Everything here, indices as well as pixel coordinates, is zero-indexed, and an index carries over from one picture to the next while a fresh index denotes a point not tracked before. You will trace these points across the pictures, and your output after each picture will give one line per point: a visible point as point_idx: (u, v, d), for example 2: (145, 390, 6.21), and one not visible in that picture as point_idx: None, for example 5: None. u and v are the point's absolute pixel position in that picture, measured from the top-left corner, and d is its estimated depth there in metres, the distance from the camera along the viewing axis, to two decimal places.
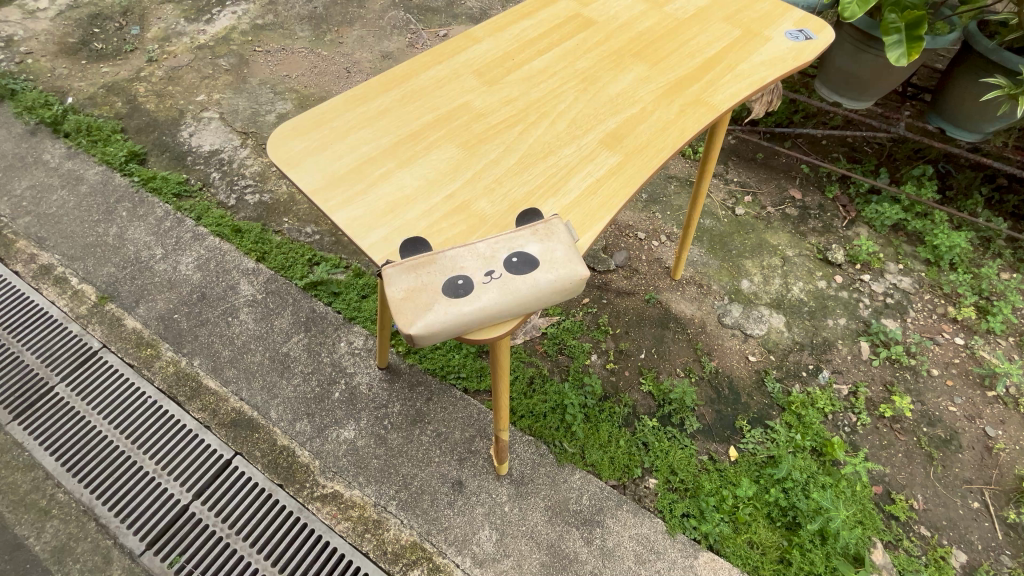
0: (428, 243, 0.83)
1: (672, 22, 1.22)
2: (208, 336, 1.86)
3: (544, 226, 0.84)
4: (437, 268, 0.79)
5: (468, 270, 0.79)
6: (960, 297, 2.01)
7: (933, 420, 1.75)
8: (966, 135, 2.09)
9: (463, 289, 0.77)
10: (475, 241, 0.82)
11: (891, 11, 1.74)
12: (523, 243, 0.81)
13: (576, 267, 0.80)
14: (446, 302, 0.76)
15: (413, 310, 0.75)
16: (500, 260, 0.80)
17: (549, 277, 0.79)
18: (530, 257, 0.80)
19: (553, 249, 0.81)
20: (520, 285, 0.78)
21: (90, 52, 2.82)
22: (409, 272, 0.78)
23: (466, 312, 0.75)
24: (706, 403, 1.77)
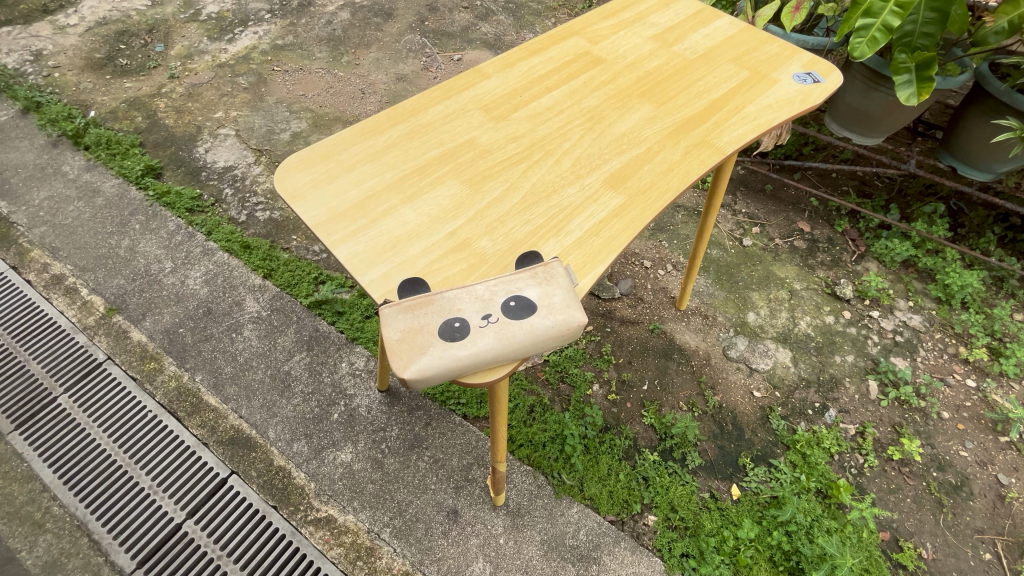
0: (426, 281, 0.83)
1: (681, 62, 1.24)
2: (211, 352, 1.87)
3: (544, 269, 0.84)
4: (435, 309, 0.79)
5: (463, 313, 0.79)
6: (972, 338, 1.97)
7: (943, 465, 1.70)
8: (978, 174, 2.07)
9: (460, 333, 0.77)
10: (475, 283, 0.83)
11: (901, 51, 1.73)
12: (522, 287, 0.81)
13: (574, 313, 0.80)
14: (441, 346, 0.75)
15: (408, 353, 0.75)
16: (498, 303, 0.80)
17: (548, 323, 0.78)
18: (529, 302, 0.80)
19: (552, 294, 0.81)
20: (518, 331, 0.77)
21: (115, 68, 2.91)
22: (407, 313, 0.78)
23: (462, 355, 0.75)
24: (709, 438, 1.74)
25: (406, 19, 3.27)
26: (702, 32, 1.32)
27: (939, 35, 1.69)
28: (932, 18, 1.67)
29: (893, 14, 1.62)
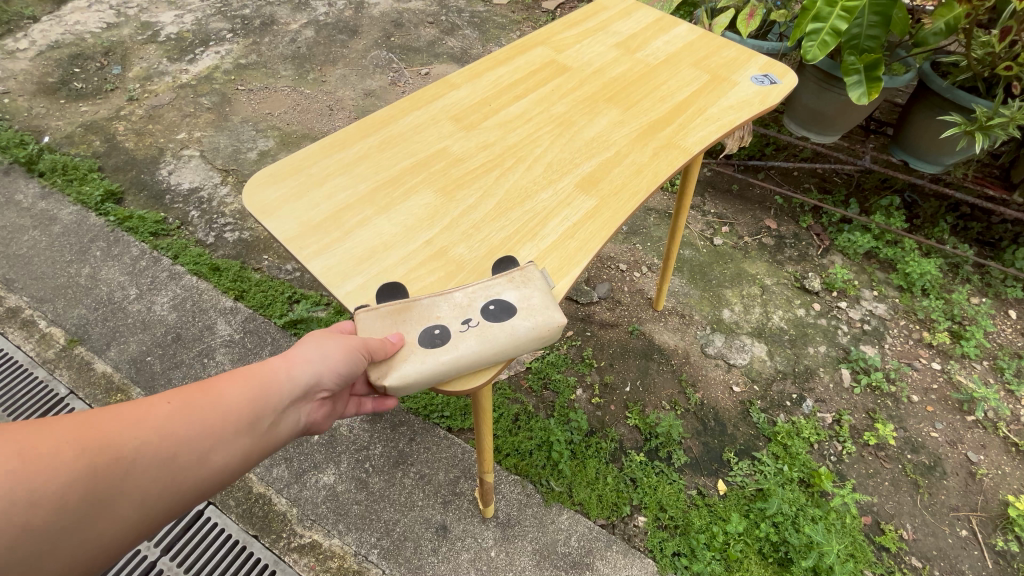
0: (403, 287, 0.84)
1: (643, 68, 1.27)
2: (182, 379, 1.80)
3: (521, 273, 0.84)
4: (415, 317, 0.79)
5: (442, 320, 0.79)
6: (934, 323, 2.05)
7: (916, 446, 1.76)
8: (928, 166, 2.15)
9: (440, 339, 0.77)
10: (453, 289, 0.83)
11: (849, 54, 1.80)
12: (499, 290, 0.82)
13: (553, 314, 0.80)
14: (421, 355, 0.75)
15: (390, 362, 0.75)
16: (478, 308, 0.80)
17: (528, 324, 0.78)
18: (508, 305, 0.80)
19: (530, 295, 0.82)
20: (500, 333, 0.77)
21: (70, 92, 2.82)
22: (385, 323, 0.78)
23: (443, 360, 0.75)
24: (693, 436, 1.76)
25: (371, 36, 3.28)
26: (662, 39, 1.36)
27: (883, 36, 1.75)
28: (876, 20, 1.73)
29: (840, 18, 1.69)
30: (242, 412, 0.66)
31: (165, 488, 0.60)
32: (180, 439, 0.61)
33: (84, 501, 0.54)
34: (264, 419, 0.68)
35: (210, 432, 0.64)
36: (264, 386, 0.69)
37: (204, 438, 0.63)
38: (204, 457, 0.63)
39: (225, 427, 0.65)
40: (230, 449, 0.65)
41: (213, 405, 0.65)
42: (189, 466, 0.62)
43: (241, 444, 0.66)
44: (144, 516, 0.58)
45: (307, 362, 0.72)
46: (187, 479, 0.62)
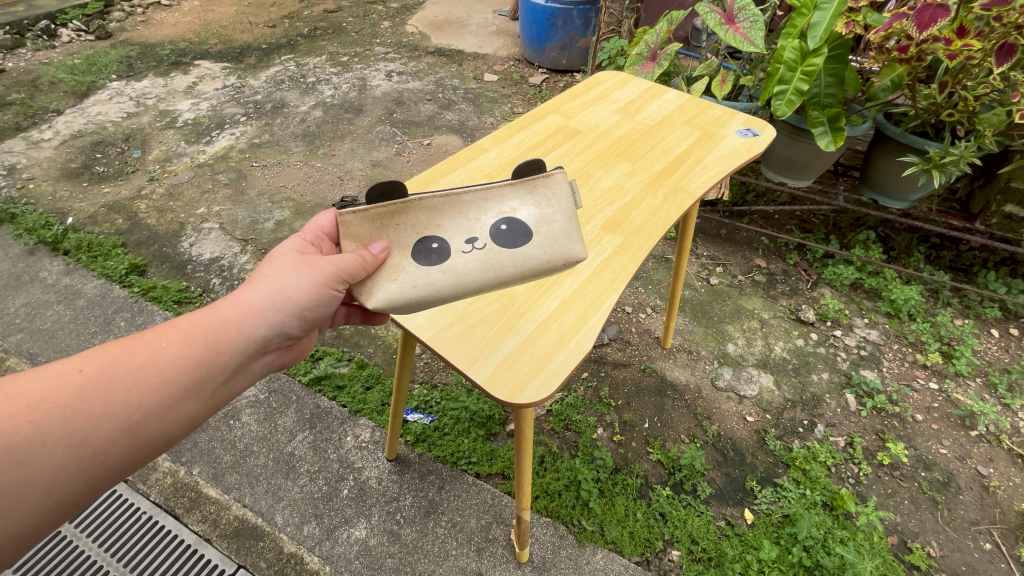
0: (398, 183, 0.80)
1: (643, 128, 1.46)
2: (208, 442, 1.82)
3: (541, 188, 0.87)
4: (421, 231, 0.82)
5: (447, 234, 0.83)
6: (925, 345, 2.18)
7: (929, 463, 1.83)
8: (896, 202, 2.36)
9: (449, 258, 0.82)
10: (463, 198, 0.84)
11: (813, 109, 2.04)
12: (514, 207, 0.85)
13: (571, 246, 0.87)
14: (416, 270, 0.81)
15: (396, 279, 0.81)
16: (491, 230, 0.84)
17: (539, 252, 0.85)
18: (521, 228, 0.85)
19: (548, 212, 0.87)
20: (503, 262, 0.84)
21: (92, 176, 2.99)
22: (375, 227, 0.80)
23: (455, 280, 0.82)
24: (714, 466, 1.81)
25: (375, 113, 3.56)
26: (656, 103, 1.57)
27: (840, 93, 2.01)
28: (832, 81, 2.01)
29: (802, 80, 1.94)
30: (187, 371, 0.69)
31: (100, 455, 0.62)
32: (112, 407, 0.63)
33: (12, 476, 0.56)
34: (211, 379, 0.71)
35: (144, 398, 0.65)
36: (210, 345, 0.71)
37: (146, 399, 0.66)
38: (148, 419, 0.66)
39: (164, 389, 0.67)
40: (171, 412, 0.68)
41: (153, 366, 0.67)
42: (129, 426, 0.64)
43: (180, 404, 0.69)
44: (81, 481, 0.61)
45: (259, 316, 0.75)
46: (124, 445, 0.64)
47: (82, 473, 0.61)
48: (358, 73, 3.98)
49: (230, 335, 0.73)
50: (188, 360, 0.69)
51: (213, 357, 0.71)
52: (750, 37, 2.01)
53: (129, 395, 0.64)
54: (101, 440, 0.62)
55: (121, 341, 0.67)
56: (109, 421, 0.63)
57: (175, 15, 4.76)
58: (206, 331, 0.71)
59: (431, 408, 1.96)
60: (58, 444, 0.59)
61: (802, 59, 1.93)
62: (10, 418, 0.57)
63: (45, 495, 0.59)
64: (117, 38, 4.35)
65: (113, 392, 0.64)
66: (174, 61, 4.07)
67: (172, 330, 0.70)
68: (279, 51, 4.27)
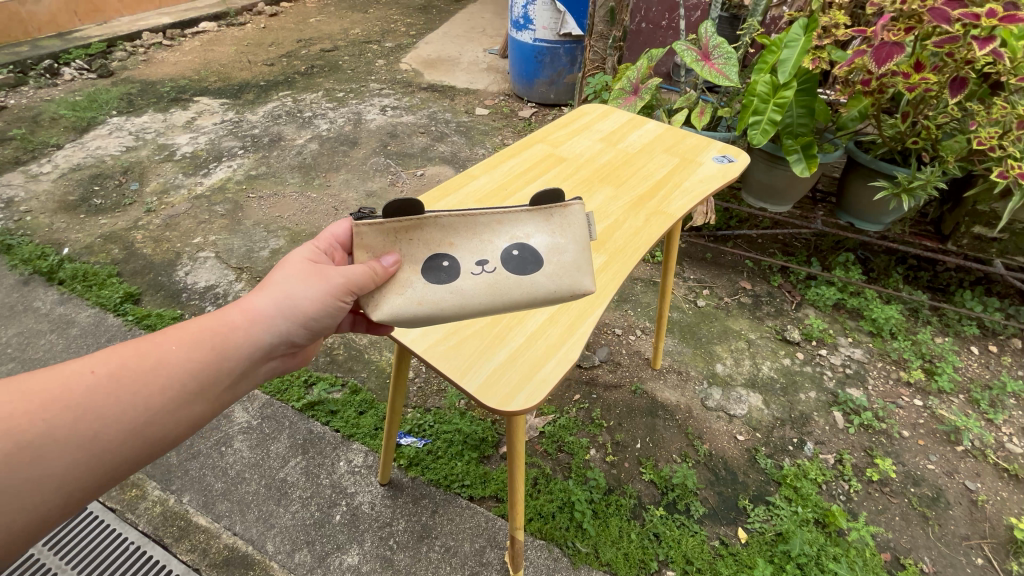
0: (417, 201, 0.83)
1: (625, 155, 1.54)
2: (199, 469, 1.80)
3: (559, 217, 0.90)
4: (434, 247, 0.86)
5: (458, 253, 0.86)
6: (908, 362, 2.23)
7: (918, 479, 1.85)
8: (872, 225, 2.46)
9: (457, 277, 0.85)
10: (480, 220, 0.88)
11: (787, 138, 2.16)
12: (529, 234, 0.89)
13: (582, 280, 0.91)
14: (424, 285, 0.85)
15: (403, 294, 0.84)
16: (503, 253, 0.87)
17: (548, 282, 0.89)
18: (533, 254, 0.88)
19: (561, 241, 0.90)
20: (510, 288, 0.87)
21: (90, 207, 3.04)
22: (389, 240, 0.84)
23: (459, 299, 0.85)
24: (707, 485, 1.82)
25: (370, 145, 3.68)
26: (637, 133, 1.66)
27: (811, 123, 2.12)
28: (802, 112, 2.12)
29: (775, 111, 2.06)
30: (193, 375, 0.70)
31: (106, 456, 0.64)
32: (118, 409, 0.65)
33: (23, 475, 0.59)
34: (217, 382, 0.73)
35: (151, 400, 0.67)
36: (216, 350, 0.73)
37: (153, 402, 0.67)
38: (154, 421, 0.67)
39: (169, 392, 0.68)
40: (176, 415, 0.69)
41: (160, 370, 0.68)
42: (135, 428, 0.66)
43: (186, 408, 0.70)
44: (88, 479, 0.63)
45: (266, 322, 0.76)
46: (130, 446, 0.66)
47: (90, 472, 0.63)
48: (353, 108, 4.12)
49: (237, 340, 0.74)
50: (194, 365, 0.71)
51: (219, 361, 0.73)
52: (725, 72, 2.14)
53: (137, 396, 0.66)
54: (107, 440, 0.64)
55: (132, 343, 0.69)
56: (117, 421, 0.65)
57: (176, 54, 4.92)
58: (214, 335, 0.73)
59: (424, 431, 1.97)
60: (66, 443, 0.61)
61: (774, 92, 2.06)
62: (22, 418, 0.60)
63: (52, 492, 0.61)
64: (119, 76, 4.49)
65: (120, 394, 0.66)
66: (174, 98, 4.19)
67: (180, 334, 0.72)
68: (277, 87, 4.42)
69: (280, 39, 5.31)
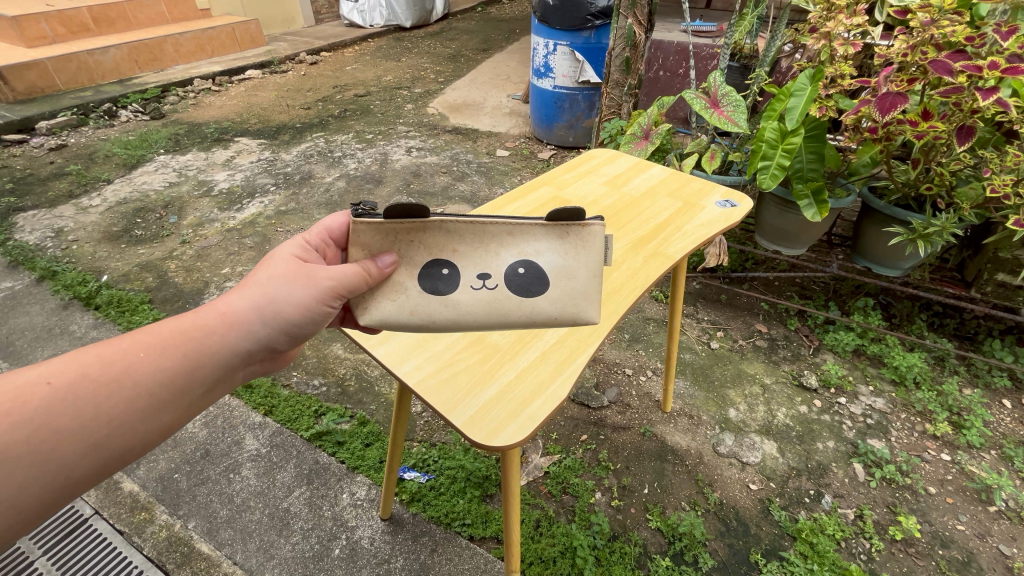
0: (420, 206, 0.85)
1: (628, 198, 1.59)
2: (206, 495, 1.83)
3: (575, 239, 0.91)
4: (439, 253, 0.90)
5: (460, 263, 0.90)
6: (934, 414, 2.13)
7: (946, 541, 1.74)
8: (891, 271, 2.40)
9: (454, 287, 0.90)
10: (490, 232, 0.90)
11: (797, 183, 2.17)
12: (538, 252, 0.91)
13: (588, 310, 0.93)
14: (420, 292, 0.90)
15: (399, 300, 0.90)
16: (510, 270, 0.90)
17: (549, 306, 0.92)
18: (538, 274, 0.91)
19: (572, 264, 0.92)
20: (506, 306, 0.91)
21: (130, 238, 3.24)
22: (387, 240, 0.88)
23: (453, 310, 0.91)
24: (716, 536, 1.75)
25: (394, 184, 3.84)
26: (641, 176, 1.71)
27: (822, 168, 2.14)
28: (812, 158, 2.14)
29: (783, 157, 2.09)
30: (164, 383, 0.72)
31: (67, 467, 0.64)
32: (82, 420, 0.65)
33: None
34: (188, 391, 0.74)
35: (117, 409, 0.68)
36: (189, 358, 0.74)
37: (119, 411, 0.68)
38: (119, 430, 0.68)
39: (137, 401, 0.69)
40: (144, 424, 0.70)
41: (128, 379, 0.69)
42: (99, 438, 0.66)
43: (154, 417, 0.71)
44: (48, 490, 0.63)
45: (243, 327, 0.79)
46: (93, 456, 0.66)
47: (48, 483, 0.63)
48: (380, 149, 4.34)
49: (213, 348, 0.76)
50: (165, 373, 0.72)
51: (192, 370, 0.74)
52: (733, 119, 2.20)
53: (100, 406, 0.67)
54: (71, 449, 0.64)
55: (96, 351, 0.70)
56: (78, 433, 0.65)
57: (222, 99, 5.31)
58: (188, 342, 0.74)
59: (428, 466, 1.96)
60: (19, 458, 0.60)
61: (782, 138, 2.10)
62: None
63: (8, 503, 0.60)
64: (169, 118, 4.85)
65: (84, 404, 0.66)
66: (216, 138, 4.49)
67: (150, 341, 0.72)
68: (311, 129, 4.70)
69: (318, 85, 5.68)
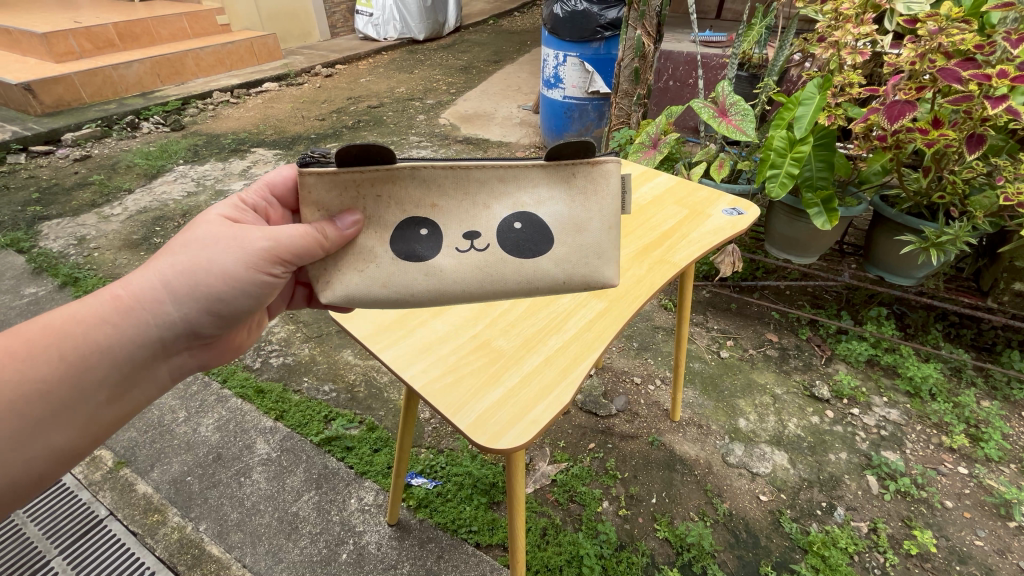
0: (375, 145, 0.84)
1: (634, 206, 1.60)
2: (218, 498, 1.86)
3: (579, 191, 0.93)
4: (423, 208, 0.91)
5: (441, 221, 0.92)
6: (950, 426, 2.09)
7: (963, 557, 1.70)
8: (904, 279, 2.37)
9: (439, 251, 0.93)
10: (476, 180, 0.91)
11: (807, 191, 2.16)
12: (537, 202, 0.92)
13: (597, 267, 0.97)
14: (393, 259, 0.92)
15: (383, 270, 0.93)
16: (506, 224, 0.92)
17: (552, 266, 0.95)
18: (534, 228, 0.93)
19: (579, 214, 0.94)
20: (498, 268, 0.94)
21: (149, 246, 3.32)
22: (350, 196, 0.89)
23: (444, 276, 0.94)
24: (726, 548, 1.73)
25: None
26: (647, 185, 1.72)
27: (831, 176, 2.13)
28: (822, 166, 2.13)
29: (792, 164, 2.09)
30: (83, 372, 0.81)
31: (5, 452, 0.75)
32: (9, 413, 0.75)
33: None
34: (108, 377, 0.84)
35: (39, 399, 0.77)
36: (107, 349, 0.83)
37: (43, 400, 0.78)
38: (46, 417, 0.78)
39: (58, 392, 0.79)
40: (72, 409, 0.81)
41: (48, 374, 0.78)
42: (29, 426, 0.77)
43: (80, 403, 0.82)
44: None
45: (161, 314, 0.86)
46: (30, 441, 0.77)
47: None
48: None
49: (133, 337, 0.84)
50: (83, 364, 0.81)
51: (101, 363, 0.82)
52: (742, 128, 2.21)
53: (20, 414, 0.76)
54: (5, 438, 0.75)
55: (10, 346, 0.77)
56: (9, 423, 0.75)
57: (240, 111, 5.44)
58: (87, 336, 0.81)
59: (436, 473, 1.97)
60: None
61: (791, 146, 2.10)
62: None
63: None
64: (188, 129, 4.99)
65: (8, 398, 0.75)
66: (234, 149, 4.60)
67: (65, 336, 0.80)
68: (325, 140, 4.79)
69: (332, 97, 5.80)
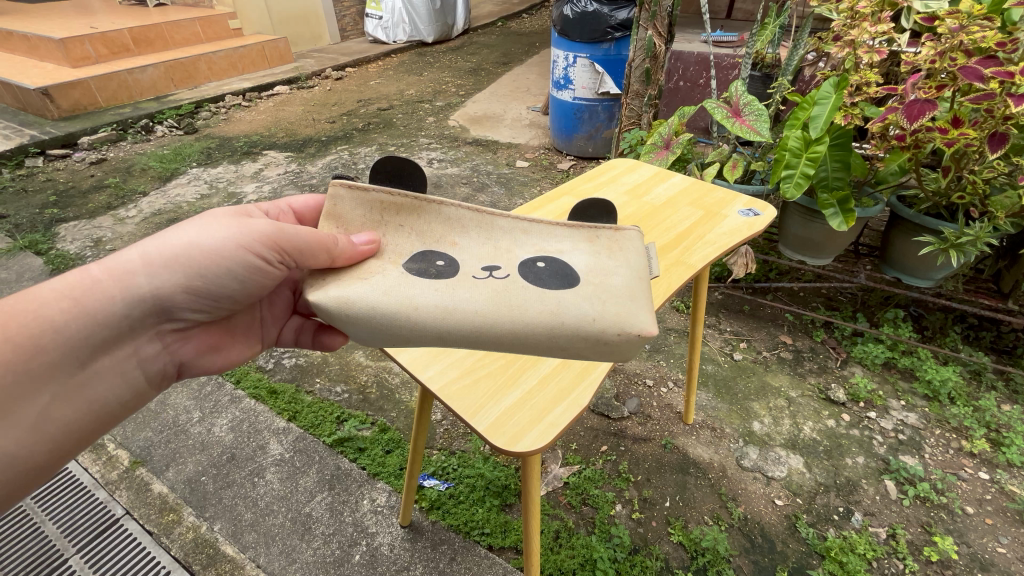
0: (408, 161, 0.96)
1: (649, 207, 1.59)
2: (232, 498, 1.87)
3: (606, 241, 0.93)
4: (444, 242, 0.92)
5: (460, 254, 0.91)
6: (970, 431, 2.05)
7: (985, 564, 1.67)
8: (922, 281, 2.34)
9: (452, 277, 0.87)
10: (501, 225, 0.94)
11: (822, 192, 2.14)
12: (563, 249, 0.91)
13: (629, 310, 0.83)
14: (402, 276, 0.86)
15: (389, 283, 0.85)
16: (529, 262, 0.90)
17: (578, 303, 0.84)
18: (557, 270, 0.88)
19: (607, 264, 0.90)
20: (517, 295, 0.84)
21: None
22: (375, 218, 0.91)
23: (453, 294, 0.83)
24: (741, 553, 1.71)
25: None
26: (662, 185, 1.71)
27: (848, 177, 2.09)
28: (838, 166, 2.10)
29: (808, 165, 2.07)
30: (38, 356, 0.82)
31: None
32: None
33: None
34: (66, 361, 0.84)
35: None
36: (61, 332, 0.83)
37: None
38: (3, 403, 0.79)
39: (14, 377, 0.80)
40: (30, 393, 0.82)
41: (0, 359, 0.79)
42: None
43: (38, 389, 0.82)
44: None
45: (122, 294, 0.87)
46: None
47: None
48: None
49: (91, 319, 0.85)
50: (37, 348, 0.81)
51: (56, 345, 0.83)
52: (756, 128, 2.19)
53: None
54: None
55: None
56: None
57: (252, 114, 5.49)
58: (42, 316, 0.82)
59: (447, 474, 1.97)
60: None
61: (805, 147, 2.08)
62: None
63: None
64: (201, 132, 5.05)
65: None
66: (246, 151, 4.64)
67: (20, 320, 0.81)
68: (336, 142, 4.82)
69: (343, 100, 5.84)
